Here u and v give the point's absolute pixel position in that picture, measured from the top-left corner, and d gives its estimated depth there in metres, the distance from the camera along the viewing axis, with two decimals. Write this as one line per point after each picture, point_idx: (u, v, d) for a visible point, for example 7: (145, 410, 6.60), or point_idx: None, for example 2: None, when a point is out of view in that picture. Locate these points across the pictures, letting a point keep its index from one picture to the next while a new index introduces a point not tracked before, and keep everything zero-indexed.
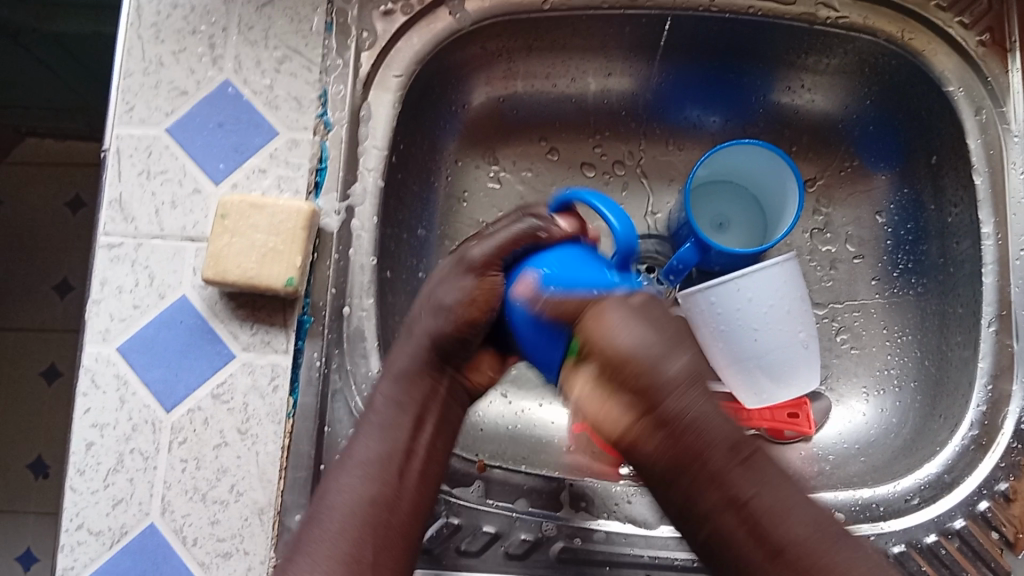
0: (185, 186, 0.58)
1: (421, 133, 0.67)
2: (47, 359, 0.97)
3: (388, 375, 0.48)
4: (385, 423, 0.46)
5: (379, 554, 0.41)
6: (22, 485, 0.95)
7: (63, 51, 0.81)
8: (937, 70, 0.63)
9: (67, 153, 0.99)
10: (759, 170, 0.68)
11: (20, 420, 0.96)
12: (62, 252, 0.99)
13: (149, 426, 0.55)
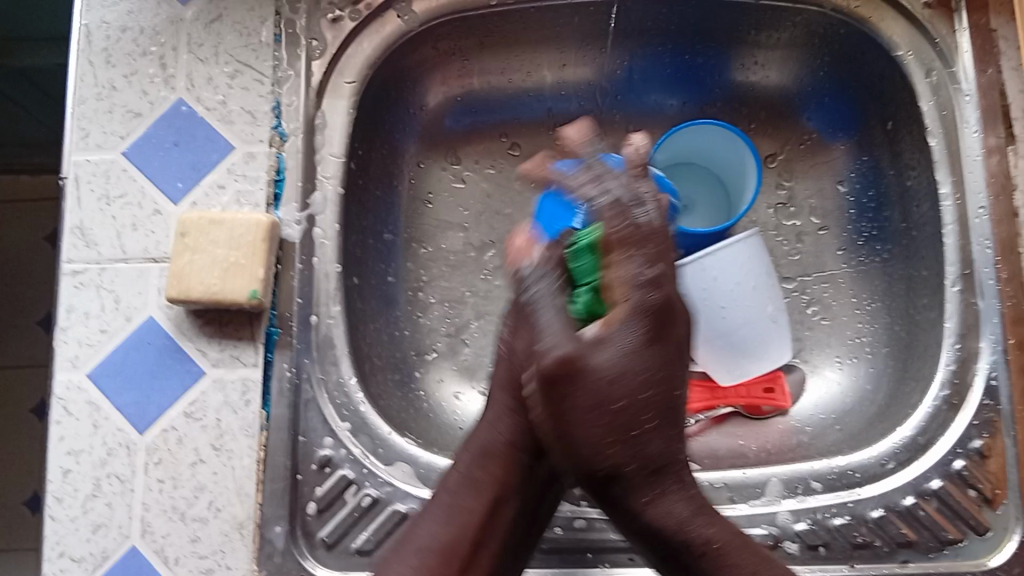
0: (145, 208, 0.58)
1: (379, 138, 0.67)
2: (38, 396, 0.98)
3: (472, 449, 0.48)
4: (486, 424, 0.49)
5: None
6: (20, 522, 0.97)
7: (31, 86, 0.82)
8: (886, 37, 0.63)
9: (38, 186, 1.00)
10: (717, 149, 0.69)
11: (10, 455, 0.97)
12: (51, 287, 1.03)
13: (124, 449, 0.55)
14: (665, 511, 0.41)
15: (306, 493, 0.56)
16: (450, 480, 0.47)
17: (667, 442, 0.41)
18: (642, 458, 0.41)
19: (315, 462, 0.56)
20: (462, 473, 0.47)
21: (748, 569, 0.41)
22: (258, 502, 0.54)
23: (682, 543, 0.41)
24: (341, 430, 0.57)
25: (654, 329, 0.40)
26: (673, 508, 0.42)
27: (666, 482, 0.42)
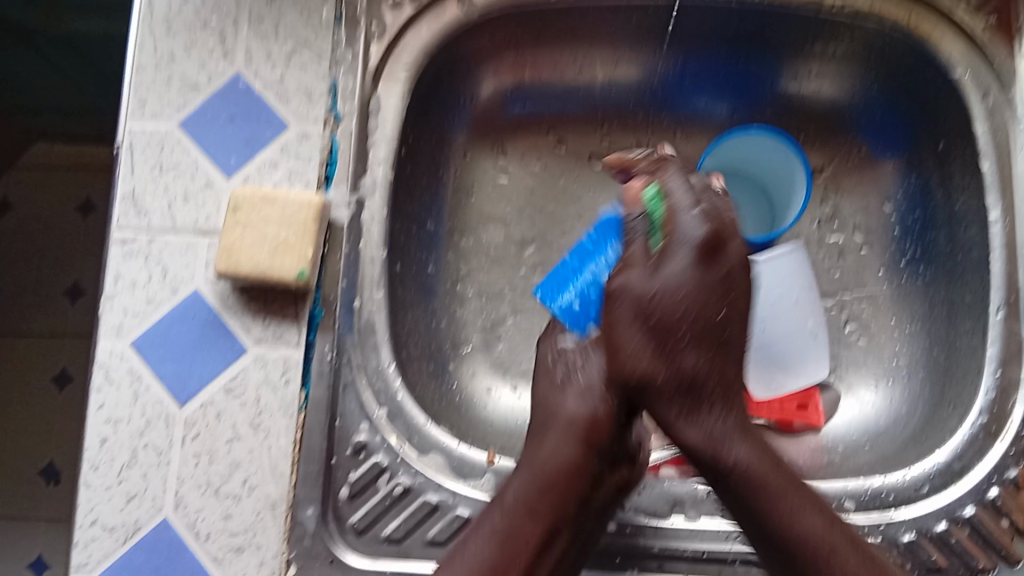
0: (197, 180, 0.58)
1: (430, 126, 0.67)
2: (57, 364, 0.98)
3: (527, 468, 0.50)
4: (546, 437, 0.50)
5: None
6: (30, 488, 0.97)
7: (71, 49, 0.82)
8: (944, 55, 0.63)
9: (77, 156, 1.00)
10: (769, 162, 0.69)
11: (26, 422, 0.98)
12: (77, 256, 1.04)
13: (162, 421, 0.55)
14: (807, 530, 0.47)
15: (340, 477, 0.56)
16: (503, 497, 0.49)
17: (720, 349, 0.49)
18: (680, 340, 0.48)
19: (350, 446, 0.56)
20: (515, 495, 0.49)
21: (785, 497, 0.48)
22: (292, 483, 0.55)
23: (741, 482, 0.48)
24: (378, 416, 0.57)
25: (711, 307, 0.48)
26: (801, 496, 0.48)
27: (788, 486, 0.48)
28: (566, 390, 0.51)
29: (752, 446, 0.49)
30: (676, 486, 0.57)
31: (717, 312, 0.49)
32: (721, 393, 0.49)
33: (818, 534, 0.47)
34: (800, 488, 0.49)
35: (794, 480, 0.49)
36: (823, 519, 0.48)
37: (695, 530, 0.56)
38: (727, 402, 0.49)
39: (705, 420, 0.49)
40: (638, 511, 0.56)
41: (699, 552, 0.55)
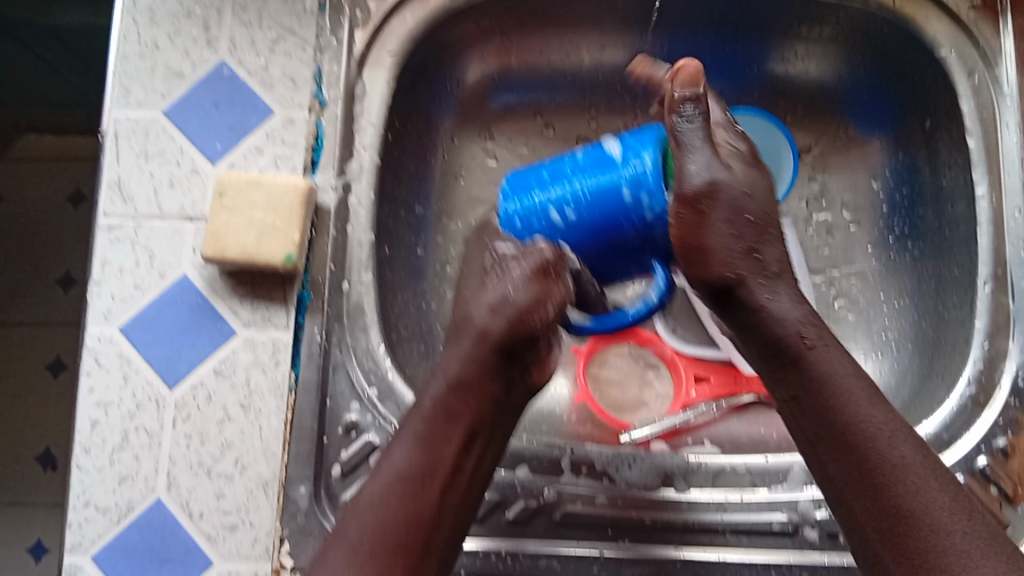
0: (183, 166, 0.59)
1: (416, 111, 0.68)
2: (51, 352, 1.00)
3: (440, 377, 0.46)
4: (457, 343, 0.46)
5: (408, 533, 0.42)
6: (28, 476, 0.98)
7: (61, 46, 0.83)
8: (929, 36, 0.63)
9: (66, 150, 1.01)
10: (756, 139, 0.69)
11: (21, 411, 0.99)
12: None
13: (153, 403, 0.56)
14: (920, 498, 0.39)
15: (331, 455, 0.56)
16: (423, 407, 0.46)
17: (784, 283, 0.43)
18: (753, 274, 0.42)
19: (341, 425, 0.57)
20: (433, 403, 0.45)
21: (871, 451, 0.41)
22: (283, 462, 0.56)
23: (838, 420, 0.42)
24: (367, 395, 0.58)
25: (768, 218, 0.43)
26: (879, 426, 0.41)
27: (933, 473, 0.40)
28: (484, 294, 0.45)
29: (858, 376, 0.43)
30: (666, 458, 0.58)
31: (776, 221, 0.44)
32: (783, 267, 0.44)
33: (898, 448, 0.41)
34: (899, 427, 0.41)
35: (895, 426, 0.41)
36: (918, 449, 0.41)
37: (687, 501, 0.56)
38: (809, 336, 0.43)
39: (779, 295, 0.43)
40: (629, 484, 0.57)
41: (690, 522, 0.55)
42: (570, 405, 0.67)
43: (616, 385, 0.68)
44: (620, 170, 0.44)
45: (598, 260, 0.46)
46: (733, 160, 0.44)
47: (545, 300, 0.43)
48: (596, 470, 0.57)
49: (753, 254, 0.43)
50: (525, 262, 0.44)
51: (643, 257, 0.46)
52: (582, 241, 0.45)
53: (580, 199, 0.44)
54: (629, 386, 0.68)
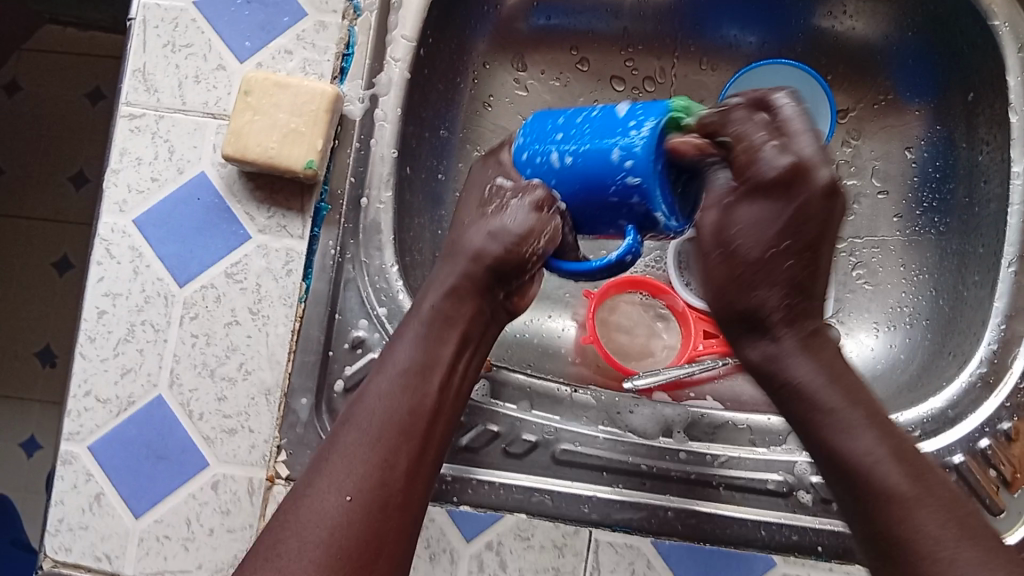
0: (209, 62, 0.57)
1: (451, 30, 0.66)
2: (59, 251, 1.06)
3: (437, 288, 0.47)
4: (448, 264, 0.47)
5: (401, 442, 0.42)
6: (29, 373, 1.05)
7: None
8: (983, 3, 0.61)
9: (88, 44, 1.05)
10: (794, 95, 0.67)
11: (33, 305, 1.05)
12: (90, 144, 1.07)
13: (162, 298, 0.55)
14: (857, 449, 0.41)
15: (336, 370, 0.55)
16: (421, 312, 0.46)
17: (795, 264, 0.43)
18: (745, 259, 0.43)
19: (347, 341, 0.55)
20: (430, 308, 0.46)
21: (842, 430, 0.42)
22: (288, 370, 0.55)
23: (801, 400, 0.43)
24: (376, 314, 0.55)
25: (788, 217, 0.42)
26: (856, 428, 0.42)
27: (914, 471, 0.40)
28: (486, 223, 0.47)
29: (825, 368, 0.44)
30: (667, 407, 0.57)
31: (778, 244, 0.42)
32: (785, 318, 0.44)
33: (866, 446, 0.41)
34: (875, 416, 0.42)
35: (867, 406, 0.42)
36: (881, 438, 0.41)
37: (684, 452, 0.56)
38: (799, 320, 0.44)
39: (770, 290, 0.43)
40: (629, 429, 0.56)
41: (686, 472, 0.55)
42: (575, 346, 0.67)
43: (625, 331, 0.68)
44: (618, 129, 0.40)
45: (582, 211, 0.43)
46: (755, 205, 0.42)
47: (538, 233, 0.45)
48: (597, 414, 0.57)
49: (774, 260, 0.43)
50: (524, 199, 0.45)
51: (619, 219, 0.42)
52: (573, 190, 0.42)
53: (579, 147, 0.41)
54: (638, 334, 0.68)
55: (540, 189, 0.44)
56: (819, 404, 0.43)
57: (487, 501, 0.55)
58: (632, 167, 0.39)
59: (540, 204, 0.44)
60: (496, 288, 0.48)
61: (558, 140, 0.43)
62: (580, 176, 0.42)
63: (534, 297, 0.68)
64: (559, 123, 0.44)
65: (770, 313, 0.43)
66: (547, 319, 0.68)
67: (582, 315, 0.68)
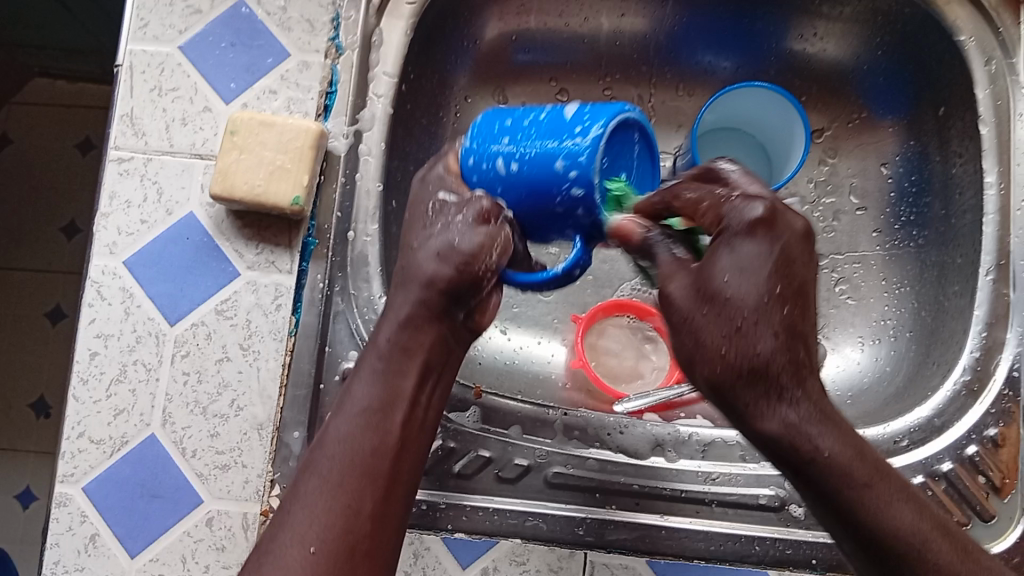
0: (196, 104, 0.58)
1: (432, 66, 0.67)
2: (52, 301, 1.06)
3: (391, 318, 0.44)
4: (401, 289, 0.44)
5: (365, 487, 0.40)
6: (23, 424, 1.04)
7: None
8: (949, 20, 0.62)
9: (77, 94, 1.08)
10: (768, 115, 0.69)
11: (26, 356, 1.06)
12: (81, 194, 1.08)
13: (153, 338, 0.56)
14: (900, 523, 0.37)
15: (327, 403, 0.55)
16: (374, 347, 0.44)
17: (789, 326, 0.37)
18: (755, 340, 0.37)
19: (338, 374, 0.55)
20: (387, 342, 0.44)
21: (874, 502, 0.37)
22: (279, 405, 0.56)
23: (825, 474, 0.37)
24: (366, 345, 0.55)
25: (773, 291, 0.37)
26: (885, 499, 0.37)
27: (875, 476, 0.38)
28: (428, 240, 0.44)
29: (847, 441, 0.37)
30: (657, 427, 0.58)
31: (771, 290, 0.37)
32: (790, 372, 0.37)
33: (908, 521, 0.37)
34: (892, 473, 0.39)
35: (880, 467, 0.38)
36: (916, 510, 0.38)
37: (676, 470, 0.56)
38: (804, 385, 0.37)
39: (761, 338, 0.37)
40: (620, 450, 0.57)
41: (679, 491, 0.56)
42: (565, 371, 0.67)
43: (613, 355, 0.69)
44: (562, 135, 0.39)
45: (530, 216, 0.41)
46: (741, 248, 0.38)
47: (480, 252, 0.42)
48: (588, 435, 0.57)
49: (751, 324, 0.37)
50: (470, 211, 0.42)
51: (566, 228, 0.41)
52: (519, 197, 0.41)
53: (523, 152, 0.40)
54: (627, 357, 0.69)
55: (484, 199, 0.42)
56: (850, 487, 0.37)
57: (482, 528, 0.54)
58: (577, 177, 0.38)
59: (485, 216, 0.42)
60: (454, 311, 0.44)
61: (503, 141, 0.41)
62: (526, 183, 0.40)
63: (522, 324, 0.69)
64: (502, 120, 0.42)
65: (779, 395, 0.37)
66: (535, 345, 0.69)
67: (571, 340, 0.69)
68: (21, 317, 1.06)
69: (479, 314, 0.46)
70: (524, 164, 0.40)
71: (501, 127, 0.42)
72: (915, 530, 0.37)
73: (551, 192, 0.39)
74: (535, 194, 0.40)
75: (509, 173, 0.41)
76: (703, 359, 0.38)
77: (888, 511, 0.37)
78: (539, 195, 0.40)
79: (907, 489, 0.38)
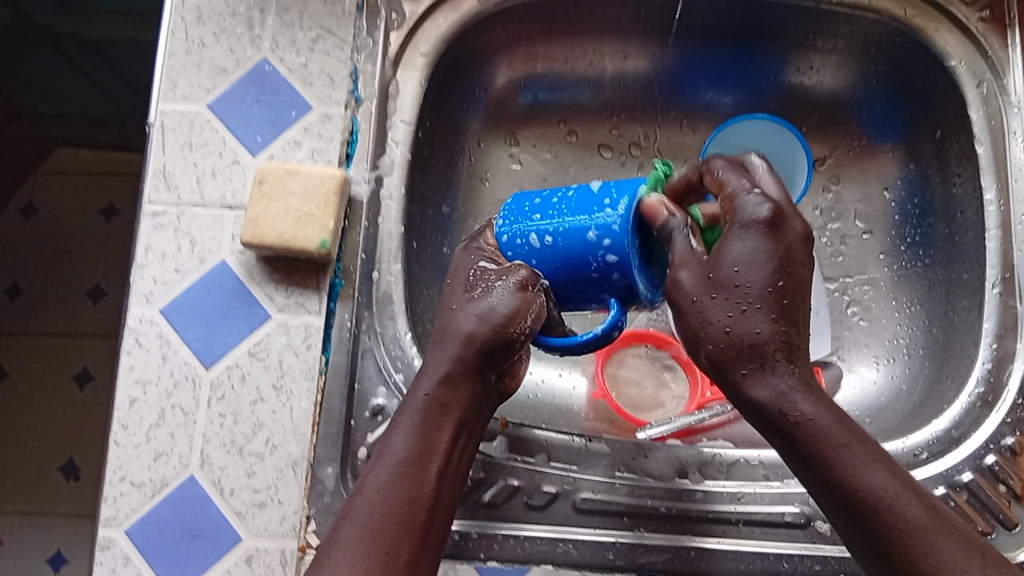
0: (225, 158, 0.61)
1: (447, 113, 0.70)
2: (79, 364, 1.08)
3: (430, 374, 0.46)
4: (445, 346, 0.46)
5: (401, 537, 0.41)
6: (54, 487, 1.05)
7: (97, 55, 0.88)
8: (939, 46, 0.65)
9: (98, 162, 1.12)
10: (770, 145, 0.71)
11: (55, 420, 1.07)
12: (105, 257, 1.11)
13: (190, 382, 0.58)
14: (874, 485, 0.39)
15: (359, 438, 0.58)
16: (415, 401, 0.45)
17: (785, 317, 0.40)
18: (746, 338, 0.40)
19: (368, 409, 0.58)
20: (425, 397, 0.45)
21: (849, 467, 0.40)
22: (313, 443, 0.57)
23: (805, 436, 0.40)
24: (394, 380, 0.59)
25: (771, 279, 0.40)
26: (859, 466, 0.40)
27: (857, 437, 0.40)
28: (472, 304, 0.46)
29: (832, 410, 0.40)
30: (680, 449, 0.60)
31: (773, 283, 0.40)
32: (785, 352, 0.40)
33: (883, 483, 0.39)
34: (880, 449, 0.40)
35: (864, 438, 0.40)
36: (892, 472, 0.40)
37: (701, 491, 0.58)
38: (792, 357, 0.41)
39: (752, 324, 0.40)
40: (645, 473, 0.58)
41: (705, 512, 0.57)
42: (587, 402, 0.69)
43: (633, 384, 0.70)
44: (593, 208, 0.44)
45: (567, 286, 0.46)
46: (746, 239, 0.41)
47: (523, 314, 0.45)
48: (613, 460, 0.59)
49: (753, 308, 0.40)
50: (509, 279, 0.46)
51: (602, 293, 0.45)
52: (554, 269, 0.45)
53: (557, 228, 0.45)
54: (647, 386, 0.70)
55: (520, 265, 0.46)
56: (825, 447, 0.40)
57: (514, 555, 0.55)
58: (611, 245, 0.43)
59: (524, 281, 0.46)
60: (486, 371, 0.46)
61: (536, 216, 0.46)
62: (563, 259, 0.45)
63: (544, 358, 0.71)
64: (533, 201, 0.47)
65: (765, 367, 0.40)
66: (557, 378, 0.70)
67: (592, 371, 0.71)
68: (50, 381, 1.08)
69: (510, 377, 0.49)
70: (558, 237, 0.45)
71: (533, 208, 0.46)
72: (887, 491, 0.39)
73: (587, 260, 0.44)
74: (571, 262, 0.45)
75: (545, 250, 0.45)
76: (710, 338, 0.41)
77: (852, 472, 0.40)
78: (574, 265, 0.45)
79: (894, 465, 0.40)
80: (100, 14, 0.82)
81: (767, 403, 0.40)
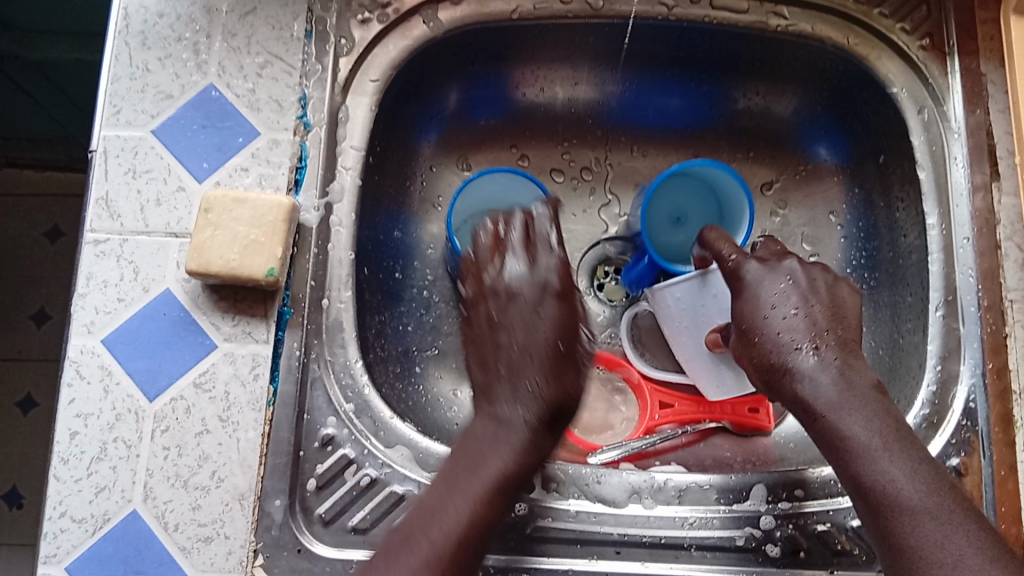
0: (170, 184, 0.60)
1: (397, 138, 0.70)
2: (22, 389, 1.05)
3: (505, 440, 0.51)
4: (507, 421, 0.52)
5: None
6: None
7: (42, 77, 0.87)
8: (881, 73, 0.67)
9: (44, 183, 1.09)
10: (714, 178, 0.72)
11: None
12: (47, 279, 1.08)
13: (132, 414, 0.56)
14: (872, 471, 0.47)
15: (307, 469, 0.58)
16: (482, 476, 0.50)
17: (778, 318, 0.53)
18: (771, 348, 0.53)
19: (317, 440, 0.58)
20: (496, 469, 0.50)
21: (853, 450, 0.48)
22: (259, 475, 0.56)
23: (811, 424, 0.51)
24: (344, 410, 0.59)
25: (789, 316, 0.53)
26: (875, 444, 0.48)
27: (862, 409, 0.49)
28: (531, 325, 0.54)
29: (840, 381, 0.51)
30: (632, 475, 0.59)
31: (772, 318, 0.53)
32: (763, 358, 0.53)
33: (886, 466, 0.47)
34: (887, 422, 0.49)
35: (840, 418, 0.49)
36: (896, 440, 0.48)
37: (652, 517, 0.57)
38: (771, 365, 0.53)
39: (811, 377, 0.51)
40: (597, 499, 0.58)
41: (658, 537, 0.57)
42: None
43: (586, 408, 0.70)
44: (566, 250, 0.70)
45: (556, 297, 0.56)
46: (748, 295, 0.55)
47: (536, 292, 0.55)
48: (565, 486, 0.58)
49: (764, 334, 0.53)
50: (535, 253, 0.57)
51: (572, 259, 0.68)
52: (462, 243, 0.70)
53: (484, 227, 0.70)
54: (598, 408, 0.70)
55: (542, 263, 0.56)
56: (841, 435, 0.49)
57: None
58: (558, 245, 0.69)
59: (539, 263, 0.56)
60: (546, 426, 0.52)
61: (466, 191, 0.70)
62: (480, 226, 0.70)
63: None
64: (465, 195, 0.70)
65: (777, 359, 0.53)
66: None
67: None
68: None
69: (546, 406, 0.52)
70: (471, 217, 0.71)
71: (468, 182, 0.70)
72: (894, 481, 0.46)
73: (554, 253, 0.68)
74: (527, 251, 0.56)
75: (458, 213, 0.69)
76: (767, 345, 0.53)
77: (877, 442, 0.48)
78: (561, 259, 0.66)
79: (882, 444, 0.48)
80: (45, 35, 0.82)
81: (807, 388, 0.51)
